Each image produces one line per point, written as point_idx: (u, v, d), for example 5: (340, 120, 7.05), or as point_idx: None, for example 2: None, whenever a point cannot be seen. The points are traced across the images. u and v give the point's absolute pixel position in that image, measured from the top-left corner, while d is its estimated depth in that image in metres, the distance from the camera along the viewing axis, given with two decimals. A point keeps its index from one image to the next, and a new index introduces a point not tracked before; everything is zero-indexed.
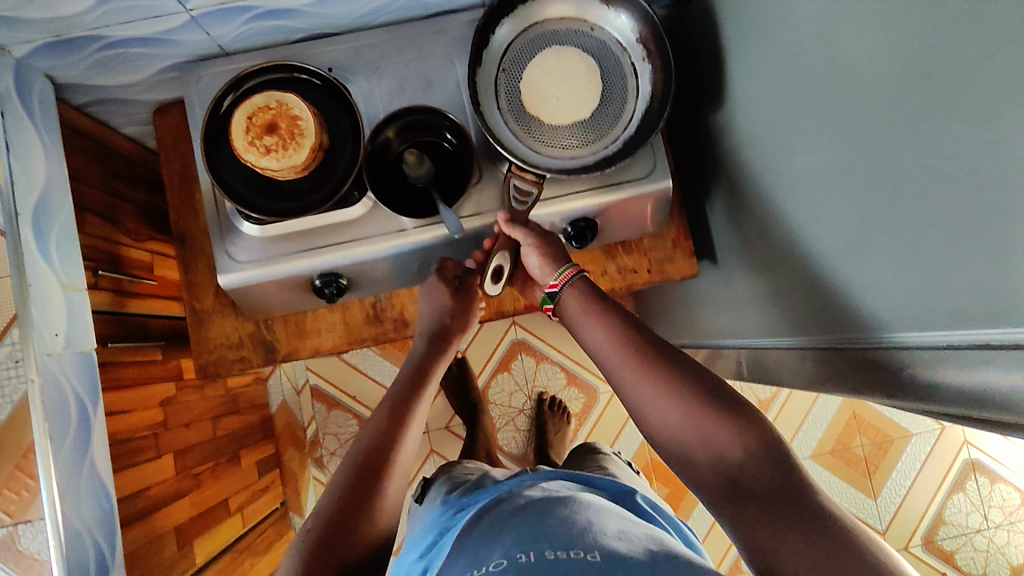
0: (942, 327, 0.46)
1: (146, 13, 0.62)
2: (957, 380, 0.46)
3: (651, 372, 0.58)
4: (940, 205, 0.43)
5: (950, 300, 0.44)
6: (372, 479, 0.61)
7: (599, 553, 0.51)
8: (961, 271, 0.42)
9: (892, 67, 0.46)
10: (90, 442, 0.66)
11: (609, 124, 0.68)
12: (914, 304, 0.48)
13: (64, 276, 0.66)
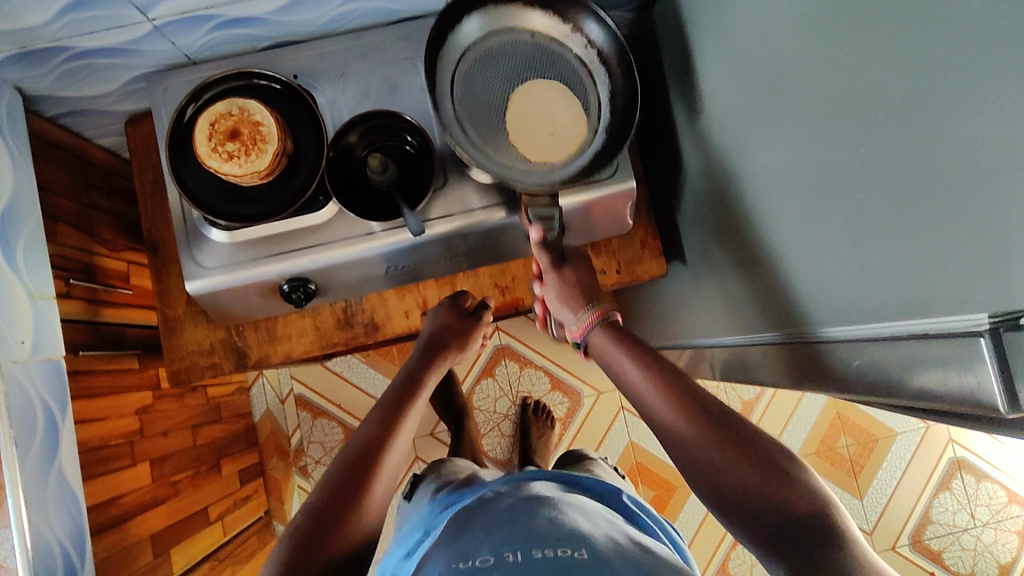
0: (890, 317, 0.46)
1: (111, 23, 0.63)
2: (902, 370, 0.46)
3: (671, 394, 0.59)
4: (883, 195, 0.44)
5: (895, 289, 0.45)
6: (362, 477, 0.61)
7: (586, 550, 0.51)
8: (904, 259, 0.43)
9: (835, 61, 0.46)
10: (59, 451, 0.66)
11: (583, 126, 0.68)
12: (867, 294, 0.48)
13: (30, 284, 0.67)
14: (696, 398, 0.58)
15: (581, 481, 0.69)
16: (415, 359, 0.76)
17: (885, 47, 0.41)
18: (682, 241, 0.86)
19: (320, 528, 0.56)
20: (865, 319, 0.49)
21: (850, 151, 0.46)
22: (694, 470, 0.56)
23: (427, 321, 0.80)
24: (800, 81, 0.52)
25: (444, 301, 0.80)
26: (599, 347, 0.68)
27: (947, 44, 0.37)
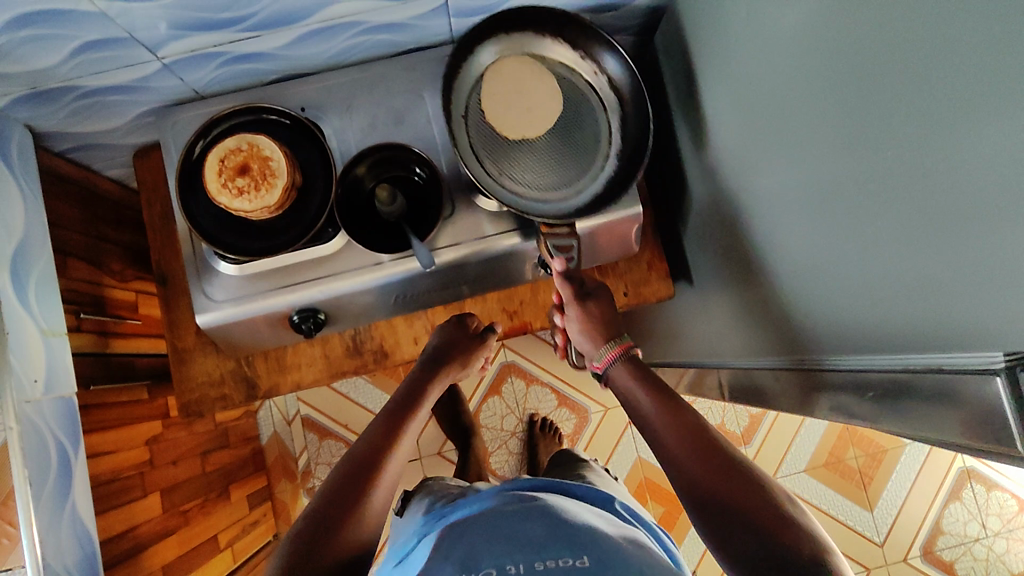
0: (907, 352, 0.46)
1: (120, 62, 0.63)
2: (912, 403, 0.47)
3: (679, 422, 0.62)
4: (891, 228, 0.44)
5: (907, 320, 0.45)
6: (365, 486, 0.61)
7: (588, 558, 0.51)
8: (915, 292, 0.43)
9: (839, 95, 0.47)
10: (72, 489, 0.66)
11: (593, 152, 0.70)
12: (879, 324, 0.49)
13: (43, 322, 0.67)
14: (699, 432, 0.60)
15: (571, 489, 0.66)
16: (419, 374, 0.76)
17: (885, 83, 0.42)
18: (688, 261, 0.86)
19: (323, 532, 0.56)
20: (878, 349, 0.50)
21: (857, 184, 0.47)
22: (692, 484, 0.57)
23: (432, 337, 0.80)
24: (805, 111, 0.52)
25: (451, 320, 0.80)
26: (616, 380, 0.71)
27: (943, 83, 0.37)
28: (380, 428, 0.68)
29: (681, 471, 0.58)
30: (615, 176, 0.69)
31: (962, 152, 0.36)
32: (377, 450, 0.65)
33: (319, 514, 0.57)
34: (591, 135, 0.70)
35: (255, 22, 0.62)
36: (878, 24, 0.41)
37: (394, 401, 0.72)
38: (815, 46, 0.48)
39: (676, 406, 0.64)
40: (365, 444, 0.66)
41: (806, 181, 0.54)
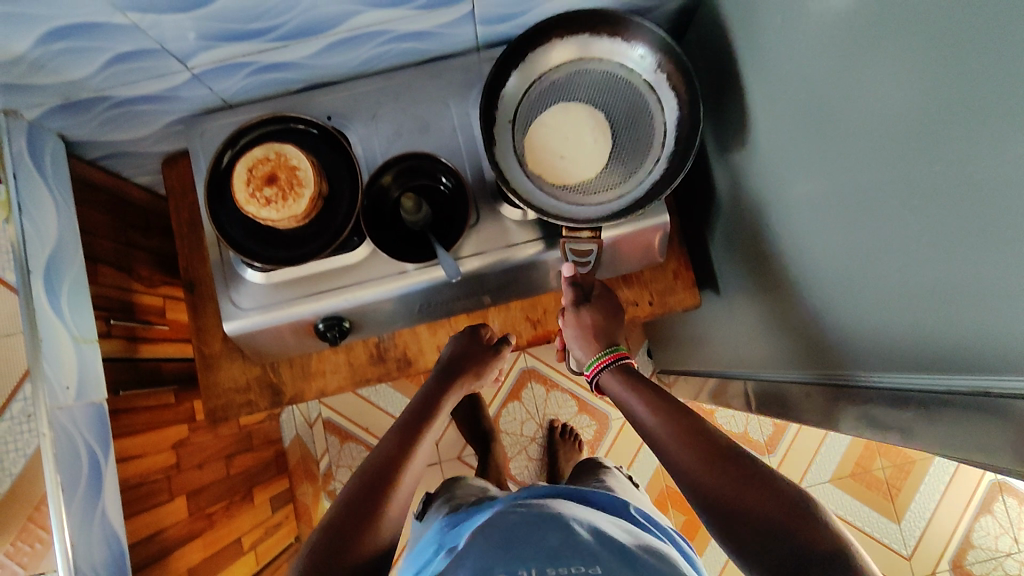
0: (948, 371, 0.45)
1: (151, 73, 0.64)
2: (951, 425, 0.46)
3: (684, 430, 0.60)
4: (934, 243, 0.43)
5: (949, 337, 0.44)
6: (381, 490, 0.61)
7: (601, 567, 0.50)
8: (959, 311, 0.42)
9: (877, 107, 0.46)
10: (102, 494, 0.67)
11: (640, 156, 0.67)
12: (920, 341, 0.47)
13: (75, 329, 0.68)
14: (702, 429, 0.60)
15: (589, 496, 0.66)
16: (432, 385, 0.76)
17: (927, 96, 0.41)
18: (714, 270, 0.85)
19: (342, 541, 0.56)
20: (915, 368, 0.49)
21: (896, 198, 0.46)
22: (707, 492, 0.55)
23: (446, 347, 0.80)
24: (841, 121, 0.51)
25: (463, 331, 0.80)
26: (611, 388, 0.72)
27: (992, 96, 0.36)
28: (391, 436, 0.68)
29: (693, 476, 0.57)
30: (664, 176, 0.65)
31: (1012, 171, 0.35)
32: (389, 456, 0.65)
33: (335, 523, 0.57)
34: (643, 141, 0.67)
35: (284, 32, 0.62)
36: (920, 35, 0.40)
37: (409, 409, 0.72)
38: (855, 56, 0.47)
39: (675, 406, 0.63)
40: (380, 453, 0.66)
41: (844, 192, 0.53)
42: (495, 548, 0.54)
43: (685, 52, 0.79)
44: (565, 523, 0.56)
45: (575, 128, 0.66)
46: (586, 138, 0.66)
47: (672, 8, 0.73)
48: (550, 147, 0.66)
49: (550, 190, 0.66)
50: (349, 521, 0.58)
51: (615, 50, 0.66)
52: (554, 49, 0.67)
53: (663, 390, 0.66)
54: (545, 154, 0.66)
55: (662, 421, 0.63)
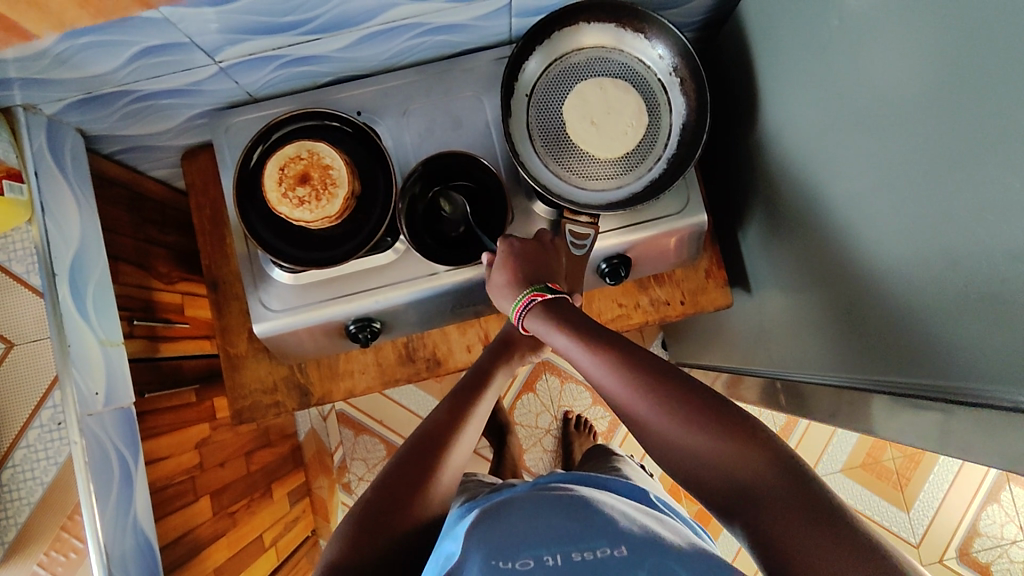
0: (998, 390, 0.44)
1: (177, 66, 0.61)
2: (993, 435, 0.45)
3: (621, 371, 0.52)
4: (1004, 261, 0.42)
5: (1004, 357, 0.43)
6: (423, 468, 0.58)
7: (626, 548, 0.46)
8: (1018, 330, 0.41)
9: (948, 114, 0.44)
10: (133, 500, 0.66)
11: (649, 147, 0.68)
12: (971, 355, 0.46)
13: (101, 332, 0.66)
14: (635, 360, 0.52)
15: (606, 484, 0.63)
16: (489, 354, 0.71)
17: (1007, 105, 0.39)
18: (746, 267, 0.84)
19: (387, 506, 0.55)
20: (961, 378, 0.48)
21: (963, 210, 0.45)
22: (666, 455, 0.49)
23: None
24: (901, 126, 0.50)
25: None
26: (539, 332, 0.61)
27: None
28: (441, 404, 0.65)
29: (648, 431, 0.50)
30: (660, 178, 0.67)
31: None
32: (437, 423, 0.63)
33: (360, 511, 0.55)
34: (652, 134, 0.68)
35: (317, 25, 0.60)
36: (1003, 43, 0.39)
37: (464, 377, 0.68)
38: (925, 61, 0.46)
39: (617, 352, 0.53)
40: (432, 419, 0.63)
41: (900, 200, 0.51)
42: (518, 528, 0.50)
43: (722, 44, 0.76)
44: (597, 510, 0.51)
45: (612, 107, 0.67)
46: (621, 121, 0.67)
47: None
48: (580, 115, 0.67)
49: (557, 167, 0.67)
50: (395, 487, 0.56)
51: (630, 42, 0.68)
52: (594, 33, 0.67)
53: (598, 329, 0.56)
54: (575, 121, 0.67)
55: (610, 375, 0.53)
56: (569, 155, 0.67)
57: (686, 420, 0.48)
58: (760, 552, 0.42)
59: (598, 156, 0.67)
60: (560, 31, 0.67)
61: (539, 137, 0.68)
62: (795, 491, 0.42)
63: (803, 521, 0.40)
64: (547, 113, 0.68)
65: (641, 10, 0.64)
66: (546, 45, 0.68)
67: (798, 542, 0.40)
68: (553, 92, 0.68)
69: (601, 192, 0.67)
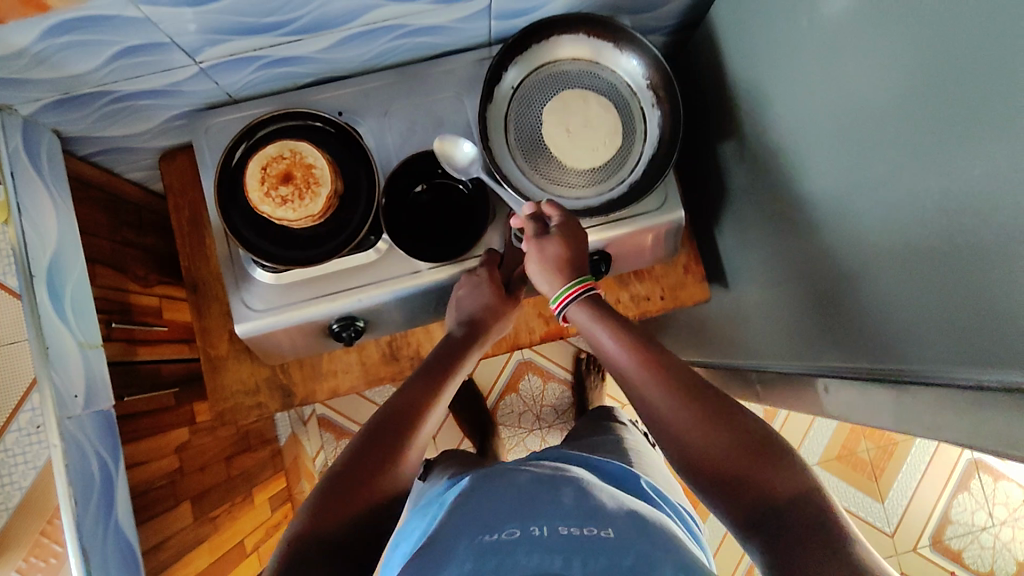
0: (954, 370, 0.47)
1: (157, 67, 0.61)
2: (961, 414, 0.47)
3: (656, 372, 0.55)
4: (960, 248, 0.44)
5: (958, 339, 0.46)
6: (393, 449, 0.57)
7: (613, 530, 0.47)
8: (977, 313, 0.44)
9: (909, 111, 0.47)
10: (114, 505, 0.65)
11: (622, 159, 0.69)
12: (931, 339, 0.49)
13: (80, 335, 0.66)
14: (683, 370, 0.55)
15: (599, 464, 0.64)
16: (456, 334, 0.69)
17: (964, 99, 0.41)
18: (723, 263, 0.86)
19: (354, 484, 0.53)
20: (920, 361, 0.51)
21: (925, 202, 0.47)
22: (674, 450, 0.52)
23: (463, 298, 0.69)
24: (864, 122, 0.52)
25: (482, 275, 0.68)
26: (582, 325, 0.63)
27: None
28: (414, 380, 0.64)
29: (666, 424, 0.53)
30: (635, 183, 0.69)
31: None
32: (410, 401, 0.61)
33: (322, 492, 0.52)
34: (629, 136, 0.70)
35: (298, 26, 0.60)
36: (960, 40, 0.41)
37: (435, 354, 0.67)
38: (885, 59, 0.48)
39: (657, 354, 0.57)
40: (403, 397, 0.61)
41: (867, 193, 0.53)
42: (506, 502, 0.52)
43: (695, 46, 0.78)
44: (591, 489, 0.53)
45: (591, 120, 0.69)
46: (597, 138, 0.69)
47: (684, 4, 0.72)
48: (556, 119, 0.69)
49: (525, 165, 0.69)
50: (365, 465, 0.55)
51: (619, 59, 0.69)
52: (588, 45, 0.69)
53: (648, 339, 0.59)
54: (551, 123, 0.69)
55: (652, 377, 0.55)
56: (541, 156, 0.69)
57: (710, 424, 0.51)
58: (762, 554, 0.43)
59: (563, 161, 0.69)
60: (553, 41, 0.69)
61: (514, 134, 0.69)
62: (812, 507, 0.44)
63: (810, 535, 0.42)
64: (527, 116, 0.70)
65: (627, 30, 0.67)
66: (538, 52, 0.70)
67: (797, 553, 0.41)
68: (535, 95, 0.70)
69: (560, 197, 0.68)
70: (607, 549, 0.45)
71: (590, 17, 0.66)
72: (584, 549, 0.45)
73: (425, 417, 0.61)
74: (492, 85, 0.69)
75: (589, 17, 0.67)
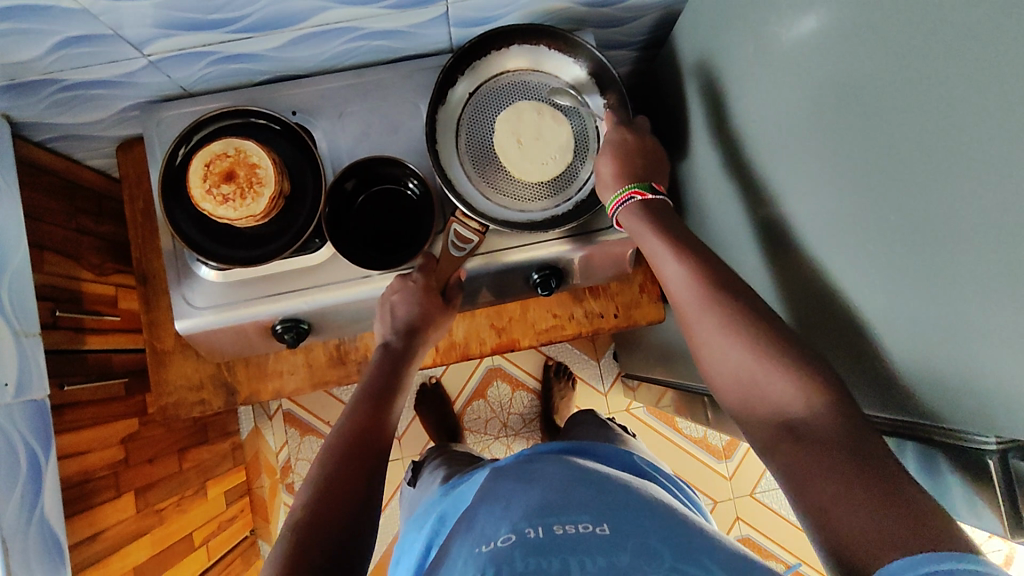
0: (920, 419, 0.45)
1: (104, 58, 0.61)
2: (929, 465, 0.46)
3: (713, 307, 0.51)
4: (894, 293, 0.43)
5: (907, 386, 0.44)
6: (357, 472, 0.54)
7: (609, 525, 0.47)
8: (912, 355, 0.43)
9: (843, 147, 0.45)
10: (42, 497, 0.64)
11: (571, 174, 0.69)
12: (879, 380, 0.48)
13: (17, 323, 0.66)
14: (739, 299, 0.50)
15: (594, 450, 0.65)
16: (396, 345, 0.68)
17: (889, 140, 0.40)
18: None
19: (324, 515, 0.49)
20: (874, 398, 0.50)
21: (854, 241, 0.46)
22: (739, 397, 0.49)
23: (398, 305, 0.67)
24: (800, 155, 0.51)
25: (418, 282, 0.66)
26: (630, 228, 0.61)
27: (956, 152, 0.35)
28: (357, 399, 0.62)
29: (726, 361, 0.50)
30: (582, 202, 0.68)
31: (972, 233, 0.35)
32: (364, 421, 0.59)
33: (294, 528, 0.48)
34: (581, 152, 0.69)
35: (247, 24, 0.59)
36: (881, 81, 0.40)
37: (373, 371, 0.66)
38: (819, 92, 0.47)
39: (713, 279, 0.52)
40: (354, 419, 0.59)
41: (804, 227, 0.52)
42: (500, 511, 0.51)
43: (661, 64, 0.77)
44: (589, 486, 0.52)
45: (542, 131, 0.68)
46: (546, 150, 0.68)
47: (650, 20, 0.71)
48: (507, 127, 0.68)
49: (473, 171, 0.68)
50: (332, 493, 0.51)
51: (576, 73, 0.69)
52: (551, 57, 0.69)
53: (708, 255, 0.54)
54: (501, 131, 0.68)
55: (699, 300, 0.52)
56: (490, 165, 0.68)
57: (767, 369, 0.47)
58: (795, 491, 0.41)
59: (508, 169, 0.68)
60: (515, 51, 0.68)
61: (465, 139, 0.69)
62: (860, 442, 0.41)
63: (855, 460, 0.40)
64: (480, 124, 0.69)
65: (588, 47, 0.66)
66: (499, 60, 0.69)
67: (834, 488, 0.39)
68: (491, 103, 0.69)
69: (504, 208, 0.68)
70: (601, 549, 0.44)
71: (554, 32, 0.66)
72: (577, 550, 0.44)
73: (387, 420, 0.61)
74: (446, 90, 0.68)
75: (553, 31, 0.66)
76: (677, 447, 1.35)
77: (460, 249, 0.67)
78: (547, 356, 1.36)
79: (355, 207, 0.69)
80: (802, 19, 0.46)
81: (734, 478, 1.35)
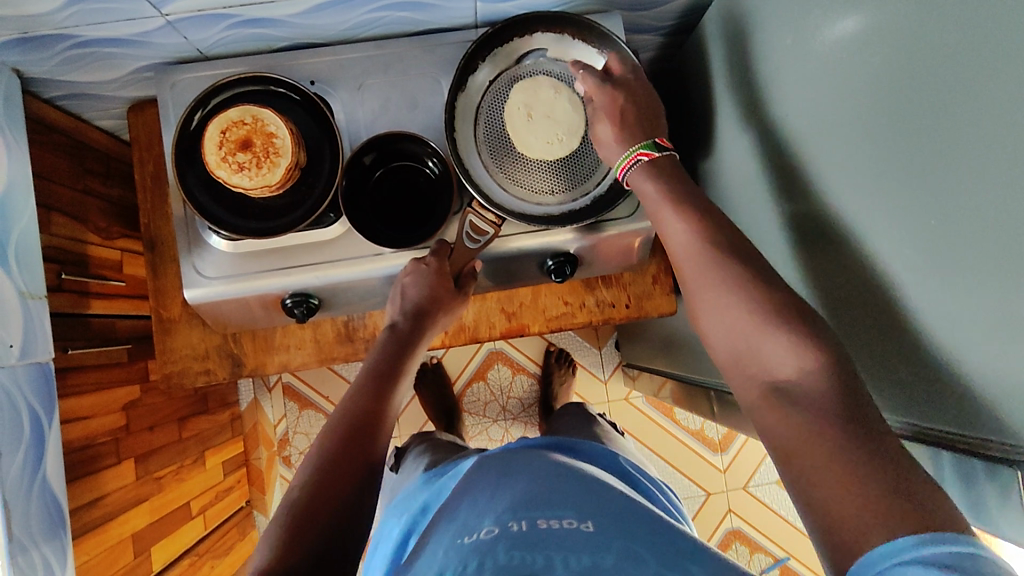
0: (940, 424, 0.45)
1: (121, 16, 0.58)
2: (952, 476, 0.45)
3: (716, 275, 0.49)
4: (939, 302, 0.41)
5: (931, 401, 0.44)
6: (358, 459, 0.53)
7: (594, 523, 0.46)
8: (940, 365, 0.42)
9: (886, 148, 0.44)
10: (43, 460, 0.64)
11: (590, 168, 0.68)
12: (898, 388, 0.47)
13: (23, 284, 0.65)
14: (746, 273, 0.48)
15: (577, 447, 0.65)
16: (400, 329, 0.67)
17: (941, 141, 0.38)
18: None
19: (323, 501, 0.49)
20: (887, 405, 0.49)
21: (890, 246, 0.45)
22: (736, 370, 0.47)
23: (408, 287, 0.66)
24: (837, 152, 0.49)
25: (430, 265, 0.65)
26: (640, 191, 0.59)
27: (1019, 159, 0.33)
28: (360, 382, 0.61)
29: (724, 323, 0.48)
30: (601, 198, 0.67)
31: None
32: (366, 404, 0.58)
33: (294, 512, 0.48)
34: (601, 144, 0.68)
35: None
36: (938, 79, 0.38)
37: (378, 354, 0.65)
38: (862, 88, 0.45)
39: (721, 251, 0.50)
40: (356, 403, 0.58)
41: (833, 227, 0.51)
42: (484, 503, 0.50)
43: (689, 52, 0.75)
44: (581, 482, 0.52)
45: (558, 108, 0.66)
46: (554, 131, 0.66)
47: (681, 6, 0.69)
48: (527, 98, 0.66)
49: (489, 160, 0.67)
50: (334, 481, 0.50)
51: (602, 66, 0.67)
52: (578, 46, 0.67)
53: (716, 214, 0.53)
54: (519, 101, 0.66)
55: (700, 261, 0.51)
56: (508, 154, 0.67)
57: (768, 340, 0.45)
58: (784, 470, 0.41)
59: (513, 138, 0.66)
60: (542, 38, 0.67)
61: (485, 125, 0.67)
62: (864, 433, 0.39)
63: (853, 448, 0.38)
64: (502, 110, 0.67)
65: (617, 39, 0.65)
66: (525, 45, 0.67)
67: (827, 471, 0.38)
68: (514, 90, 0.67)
69: (519, 200, 0.67)
70: (584, 548, 0.43)
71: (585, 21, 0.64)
72: (561, 544, 0.44)
73: (391, 400, 0.61)
74: (469, 72, 0.66)
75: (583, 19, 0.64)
76: (673, 438, 1.35)
77: (475, 242, 0.66)
78: (549, 341, 1.35)
79: (363, 174, 0.67)
80: (852, 12, 0.45)
81: (729, 471, 1.35)
